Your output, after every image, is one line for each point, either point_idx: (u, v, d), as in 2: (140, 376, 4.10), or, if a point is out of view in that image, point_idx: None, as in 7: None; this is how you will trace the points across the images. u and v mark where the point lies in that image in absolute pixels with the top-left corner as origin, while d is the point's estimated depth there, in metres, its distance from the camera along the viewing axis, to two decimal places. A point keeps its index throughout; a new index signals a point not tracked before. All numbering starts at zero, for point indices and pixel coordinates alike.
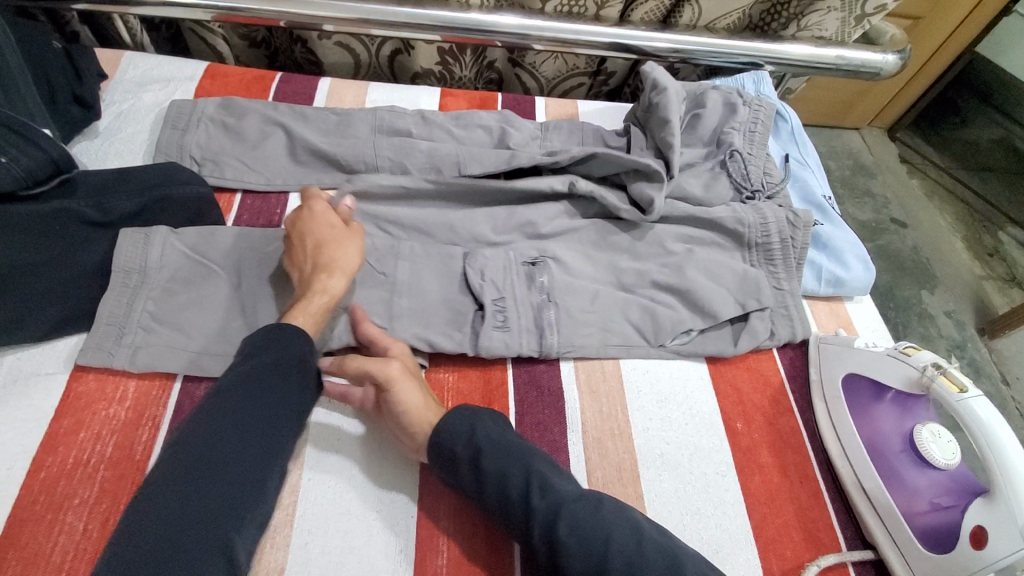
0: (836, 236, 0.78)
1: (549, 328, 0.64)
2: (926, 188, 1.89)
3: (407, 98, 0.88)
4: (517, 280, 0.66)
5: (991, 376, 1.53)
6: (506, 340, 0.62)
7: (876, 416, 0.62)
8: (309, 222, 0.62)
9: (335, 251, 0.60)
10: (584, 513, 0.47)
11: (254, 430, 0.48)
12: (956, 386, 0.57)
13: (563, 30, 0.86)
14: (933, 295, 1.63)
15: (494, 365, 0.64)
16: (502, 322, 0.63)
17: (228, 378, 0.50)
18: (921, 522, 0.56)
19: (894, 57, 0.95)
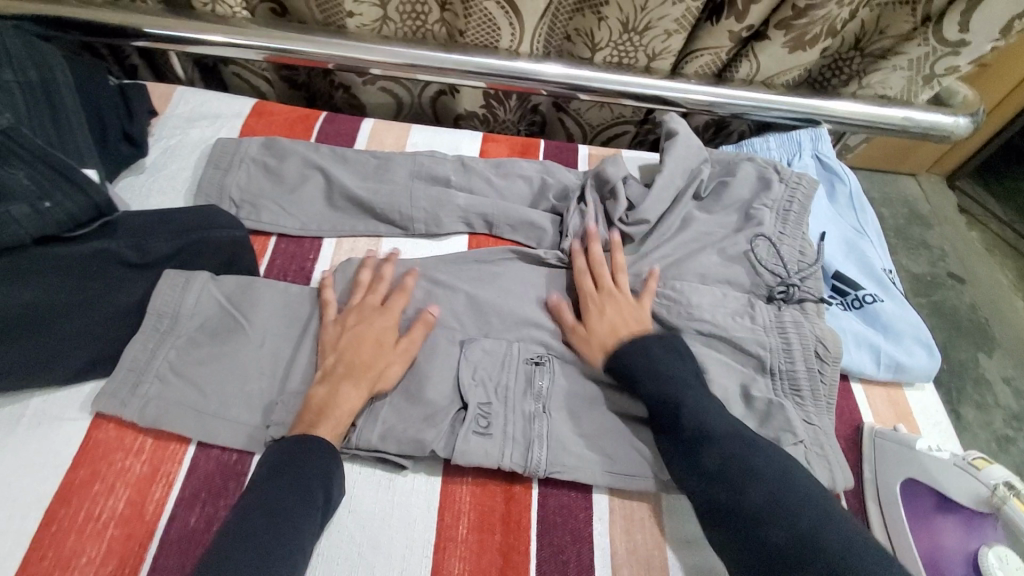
0: (896, 315, 0.72)
1: (537, 442, 0.58)
2: (986, 242, 1.79)
3: (447, 143, 0.87)
4: (516, 380, 0.62)
5: None
6: (485, 448, 0.57)
7: (938, 529, 0.57)
8: (368, 322, 0.62)
9: (369, 340, 0.61)
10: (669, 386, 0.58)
11: (275, 508, 0.49)
12: None
13: (612, 81, 0.84)
14: (991, 358, 1.52)
15: (518, 481, 0.58)
16: (484, 426, 0.58)
17: (256, 485, 0.51)
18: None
19: (966, 121, 0.89)
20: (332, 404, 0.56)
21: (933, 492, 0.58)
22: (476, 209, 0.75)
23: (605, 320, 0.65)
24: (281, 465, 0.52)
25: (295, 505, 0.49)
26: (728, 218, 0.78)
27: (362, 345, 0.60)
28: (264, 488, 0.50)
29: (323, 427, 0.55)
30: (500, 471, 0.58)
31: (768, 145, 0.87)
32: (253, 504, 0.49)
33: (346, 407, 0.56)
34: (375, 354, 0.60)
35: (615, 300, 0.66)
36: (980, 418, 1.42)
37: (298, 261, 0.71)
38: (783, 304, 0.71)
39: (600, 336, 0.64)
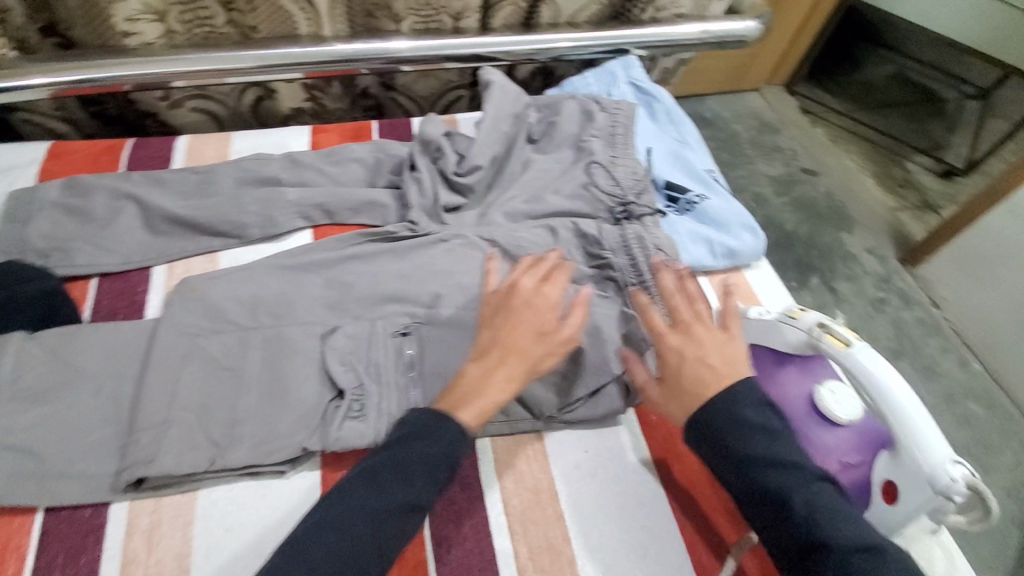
0: (723, 207, 0.79)
1: (411, 409, 0.59)
2: (831, 133, 1.98)
3: (274, 143, 0.84)
4: (384, 355, 0.62)
5: (921, 301, 1.57)
6: (360, 430, 0.57)
7: (781, 382, 0.63)
8: (531, 300, 0.60)
9: (527, 319, 0.59)
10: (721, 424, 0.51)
11: (381, 497, 0.50)
12: (841, 342, 0.57)
13: (426, 48, 0.85)
14: (852, 235, 1.70)
15: None
16: (357, 411, 0.58)
17: (363, 469, 0.52)
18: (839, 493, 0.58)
19: (755, 23, 0.98)
20: (482, 389, 0.56)
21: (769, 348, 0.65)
22: (310, 202, 0.74)
23: (686, 375, 0.53)
24: (413, 436, 0.53)
25: (411, 483, 0.51)
26: (561, 154, 0.82)
27: (514, 325, 0.59)
28: (399, 451, 0.52)
29: (463, 413, 0.55)
30: (381, 448, 0.58)
31: (587, 80, 0.91)
32: (350, 493, 0.50)
33: (494, 393, 0.56)
34: (534, 339, 0.58)
35: (698, 342, 0.55)
36: (852, 288, 1.58)
37: (129, 297, 0.67)
38: (627, 222, 0.74)
39: (676, 399, 0.54)
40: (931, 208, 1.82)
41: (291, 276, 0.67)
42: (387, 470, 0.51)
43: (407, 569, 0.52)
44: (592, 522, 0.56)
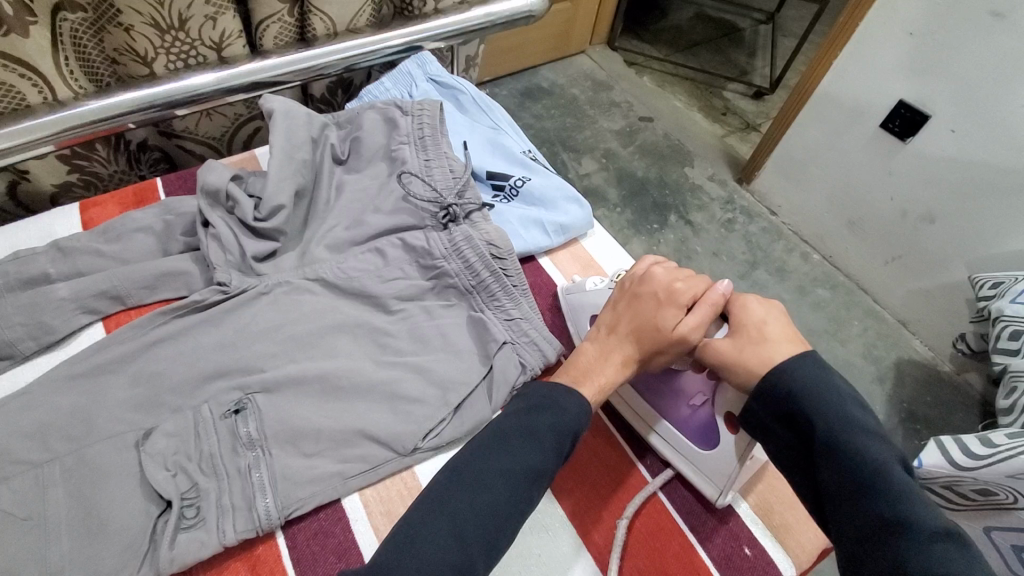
0: (544, 184, 0.79)
1: (259, 493, 0.53)
2: (656, 79, 2.10)
3: (35, 233, 0.71)
4: (216, 443, 0.55)
5: (762, 213, 1.71)
6: (202, 538, 0.50)
7: None
8: (644, 284, 0.61)
9: (639, 309, 0.59)
10: (813, 382, 0.49)
11: (450, 522, 0.46)
12: None
13: (196, 86, 0.76)
14: (693, 168, 1.82)
15: (258, 541, 0.53)
16: (193, 518, 0.51)
17: (458, 474, 0.49)
18: (689, 434, 0.62)
19: None
20: (599, 369, 0.58)
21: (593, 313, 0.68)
22: (92, 292, 0.63)
23: (731, 360, 0.54)
24: (541, 404, 0.53)
25: (463, 526, 0.45)
26: (372, 169, 0.78)
27: (659, 298, 0.59)
28: (523, 419, 0.52)
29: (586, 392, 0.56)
30: (234, 545, 0.52)
31: (384, 86, 0.87)
32: (496, 473, 0.48)
33: (616, 374, 0.58)
34: (705, 303, 0.58)
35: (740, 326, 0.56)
36: (704, 216, 1.69)
37: None
38: (453, 226, 0.71)
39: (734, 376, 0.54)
40: (752, 128, 2.00)
41: (86, 385, 0.57)
42: (516, 435, 0.51)
43: None
44: None
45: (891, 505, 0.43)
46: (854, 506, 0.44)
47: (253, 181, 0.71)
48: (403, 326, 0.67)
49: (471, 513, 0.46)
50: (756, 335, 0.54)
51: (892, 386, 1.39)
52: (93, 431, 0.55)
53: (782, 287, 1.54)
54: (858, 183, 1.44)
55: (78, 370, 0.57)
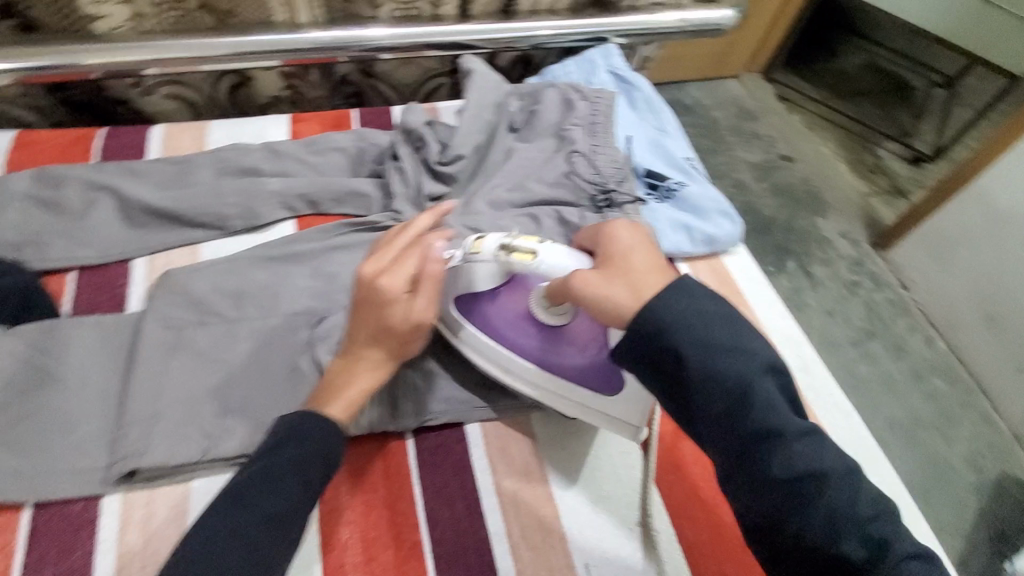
0: (703, 193, 0.80)
1: (403, 398, 0.60)
2: (808, 121, 1.97)
3: (252, 132, 0.82)
4: None
5: (889, 283, 1.55)
6: (352, 419, 0.58)
7: (489, 315, 0.60)
8: (366, 289, 0.55)
9: (375, 312, 0.55)
10: (715, 315, 0.44)
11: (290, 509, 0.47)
12: (526, 253, 0.55)
13: (406, 36, 0.84)
14: (827, 220, 1.68)
15: (392, 438, 0.60)
16: None
17: (255, 472, 0.48)
18: (593, 383, 0.57)
19: (731, 13, 0.99)
20: (348, 379, 0.55)
21: (481, 297, 0.60)
22: (293, 192, 0.73)
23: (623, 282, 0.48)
24: (281, 441, 0.50)
25: (272, 521, 0.46)
26: (542, 141, 0.82)
27: (374, 309, 0.55)
28: (274, 457, 0.49)
29: (335, 407, 0.53)
30: (373, 434, 0.60)
31: (567, 69, 0.92)
32: (270, 478, 0.48)
33: (358, 384, 0.56)
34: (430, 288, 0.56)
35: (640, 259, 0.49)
36: (827, 272, 1.56)
37: (109, 291, 0.65)
38: (609, 210, 0.76)
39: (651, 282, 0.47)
40: (902, 194, 1.83)
41: (277, 268, 0.67)
42: (260, 477, 0.48)
43: (405, 550, 0.54)
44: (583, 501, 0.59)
45: (771, 437, 0.42)
46: (728, 428, 0.43)
47: (442, 129, 0.78)
48: None
49: (258, 520, 0.46)
50: (656, 262, 0.49)
51: (996, 505, 1.25)
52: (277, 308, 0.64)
53: (895, 366, 1.41)
54: (1015, 277, 1.31)
55: (274, 254, 0.67)
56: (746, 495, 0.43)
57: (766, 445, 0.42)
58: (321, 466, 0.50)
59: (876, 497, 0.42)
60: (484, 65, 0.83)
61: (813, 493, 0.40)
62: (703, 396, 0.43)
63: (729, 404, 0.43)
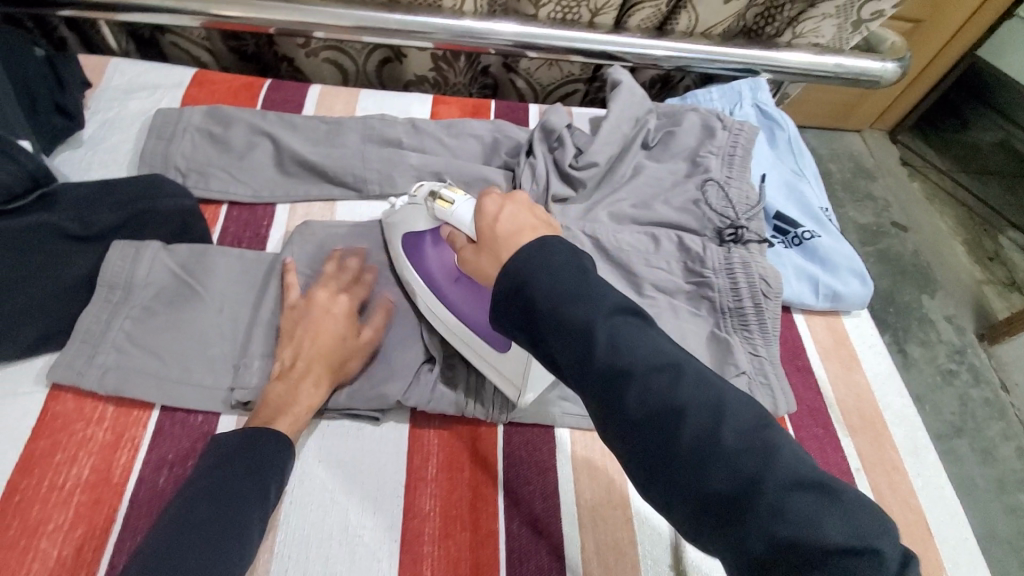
0: (834, 249, 0.76)
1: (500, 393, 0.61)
2: (927, 191, 1.72)
3: (398, 106, 0.86)
4: None
5: (991, 382, 1.39)
6: (453, 400, 0.60)
7: (425, 259, 0.63)
8: (319, 316, 0.59)
9: (326, 333, 0.58)
10: (565, 281, 0.41)
11: (216, 517, 0.45)
12: (444, 203, 0.56)
13: (559, 37, 0.85)
14: (933, 299, 1.50)
15: (483, 425, 0.61)
16: (448, 379, 0.62)
17: (214, 477, 0.48)
18: (488, 337, 0.58)
19: (894, 65, 0.93)
20: (291, 399, 0.54)
21: (418, 239, 0.64)
22: (429, 170, 0.75)
23: (484, 253, 0.49)
24: (230, 455, 0.49)
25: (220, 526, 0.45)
26: (675, 163, 0.80)
27: (317, 335, 0.58)
28: (229, 464, 0.49)
29: (281, 422, 0.53)
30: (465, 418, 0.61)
31: (711, 95, 0.90)
32: (201, 488, 0.47)
33: (303, 401, 0.55)
34: (334, 345, 0.58)
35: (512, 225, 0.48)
36: (923, 354, 1.41)
37: (253, 228, 0.71)
38: (733, 245, 0.73)
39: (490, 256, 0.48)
40: (1018, 288, 1.58)
41: None
42: (234, 480, 0.48)
43: (480, 536, 0.55)
44: (660, 533, 0.57)
45: (696, 414, 0.36)
46: (625, 406, 0.37)
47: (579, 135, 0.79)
48: (650, 312, 0.68)
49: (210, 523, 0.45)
50: (531, 220, 0.48)
51: None
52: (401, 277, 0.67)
53: (981, 472, 1.26)
54: None
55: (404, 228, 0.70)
56: (621, 430, 0.38)
57: (664, 428, 0.36)
58: (261, 487, 0.48)
59: (718, 393, 0.37)
60: (631, 76, 0.83)
61: (686, 399, 0.36)
62: (579, 362, 0.39)
63: (634, 383, 0.37)
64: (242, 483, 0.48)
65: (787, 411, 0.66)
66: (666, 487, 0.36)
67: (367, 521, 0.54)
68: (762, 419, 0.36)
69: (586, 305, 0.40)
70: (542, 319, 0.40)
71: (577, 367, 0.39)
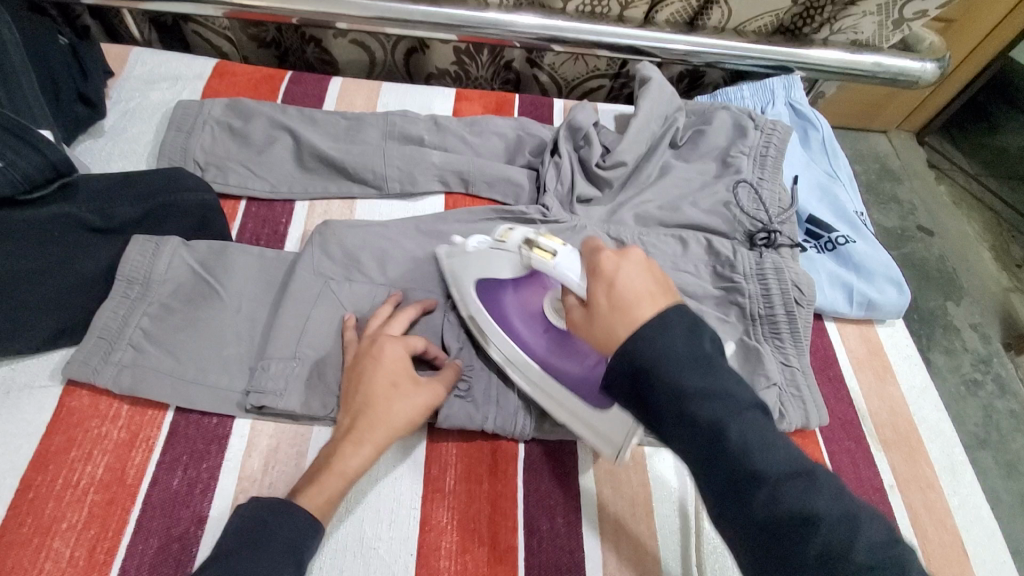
0: (870, 254, 0.73)
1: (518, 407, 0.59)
2: (953, 195, 1.66)
3: (419, 102, 0.84)
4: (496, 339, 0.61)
5: (1017, 395, 1.34)
6: (468, 412, 0.57)
7: (500, 301, 0.59)
8: (374, 365, 0.55)
9: (380, 386, 0.53)
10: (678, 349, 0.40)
11: None
12: (546, 252, 0.50)
13: (586, 31, 0.82)
14: (959, 306, 1.43)
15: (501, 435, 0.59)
16: (464, 391, 0.59)
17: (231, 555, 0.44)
18: (582, 393, 0.54)
19: (933, 66, 0.89)
20: (336, 463, 0.51)
21: (504, 283, 0.59)
22: (450, 168, 0.74)
23: (598, 321, 0.45)
24: (253, 530, 0.46)
25: None
26: (703, 164, 0.78)
27: (367, 389, 0.53)
28: (247, 542, 0.45)
29: (305, 494, 0.49)
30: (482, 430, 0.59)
31: (742, 93, 0.87)
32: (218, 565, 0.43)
33: (348, 466, 0.51)
34: (384, 398, 0.53)
35: (626, 284, 0.45)
36: (948, 362, 1.35)
37: (271, 225, 0.70)
38: (764, 249, 0.70)
39: (601, 322, 0.44)
40: None
41: (424, 240, 0.68)
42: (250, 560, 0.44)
43: (498, 551, 0.53)
44: (684, 550, 0.55)
45: (808, 503, 0.36)
46: (735, 485, 0.38)
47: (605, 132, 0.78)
48: None
49: None
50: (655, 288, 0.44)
51: None
52: (422, 278, 0.65)
53: (1005, 487, 1.21)
54: None
55: (425, 228, 0.68)
56: (731, 510, 0.38)
57: (775, 512, 0.36)
58: (295, 565, 0.45)
59: (840, 495, 0.37)
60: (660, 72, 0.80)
61: (808, 496, 0.36)
62: (688, 436, 0.39)
63: (740, 455, 0.38)
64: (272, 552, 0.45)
65: (818, 425, 0.64)
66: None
67: (384, 533, 0.53)
68: (882, 526, 0.36)
69: (710, 386, 0.39)
70: (660, 394, 0.40)
71: (690, 442, 0.39)
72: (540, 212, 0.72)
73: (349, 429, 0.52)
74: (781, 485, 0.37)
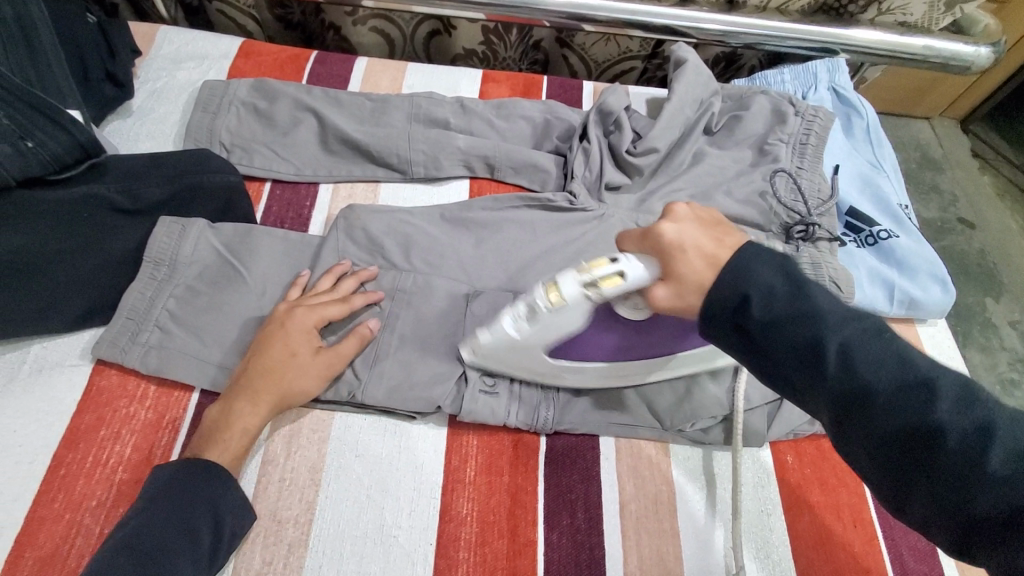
0: (912, 250, 0.70)
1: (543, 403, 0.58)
2: (998, 186, 1.58)
3: (445, 84, 0.82)
4: None
5: None
6: (492, 406, 0.57)
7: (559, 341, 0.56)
8: (285, 328, 0.55)
9: (285, 350, 0.54)
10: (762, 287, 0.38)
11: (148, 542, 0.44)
12: (610, 279, 0.46)
13: (620, 10, 0.79)
14: (998, 303, 1.36)
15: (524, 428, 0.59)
16: (489, 385, 0.58)
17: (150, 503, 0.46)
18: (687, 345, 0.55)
19: (987, 50, 0.82)
20: (223, 424, 0.51)
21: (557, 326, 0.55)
22: (476, 153, 0.72)
23: (689, 288, 0.42)
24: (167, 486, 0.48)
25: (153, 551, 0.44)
26: (739, 151, 0.74)
27: (272, 350, 0.54)
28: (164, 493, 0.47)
29: (210, 453, 0.50)
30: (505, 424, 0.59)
31: (782, 77, 0.84)
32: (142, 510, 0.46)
33: (241, 426, 0.52)
34: (286, 363, 0.54)
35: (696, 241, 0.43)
36: (983, 361, 1.29)
37: (296, 209, 0.70)
38: (801, 243, 0.67)
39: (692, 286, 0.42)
40: None
41: (449, 226, 0.67)
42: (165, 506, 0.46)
43: (518, 544, 0.52)
44: (707, 550, 0.54)
45: (925, 414, 0.34)
46: (842, 412, 0.37)
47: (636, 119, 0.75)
48: None
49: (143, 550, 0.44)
50: (717, 233, 0.43)
51: None
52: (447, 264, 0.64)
53: None
54: None
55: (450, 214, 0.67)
56: (852, 433, 0.37)
57: (893, 423, 0.35)
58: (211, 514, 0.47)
59: (964, 399, 0.34)
60: (695, 54, 0.77)
61: (927, 407, 0.34)
62: (795, 368, 0.38)
63: (847, 386, 0.36)
64: (199, 518, 0.46)
65: None
66: (908, 488, 0.36)
67: (403, 521, 0.53)
68: (1022, 428, 0.33)
69: (796, 316, 0.37)
70: (760, 339, 0.38)
71: (793, 375, 0.38)
72: (566, 200, 0.69)
73: (254, 387, 0.53)
74: (887, 404, 0.35)
